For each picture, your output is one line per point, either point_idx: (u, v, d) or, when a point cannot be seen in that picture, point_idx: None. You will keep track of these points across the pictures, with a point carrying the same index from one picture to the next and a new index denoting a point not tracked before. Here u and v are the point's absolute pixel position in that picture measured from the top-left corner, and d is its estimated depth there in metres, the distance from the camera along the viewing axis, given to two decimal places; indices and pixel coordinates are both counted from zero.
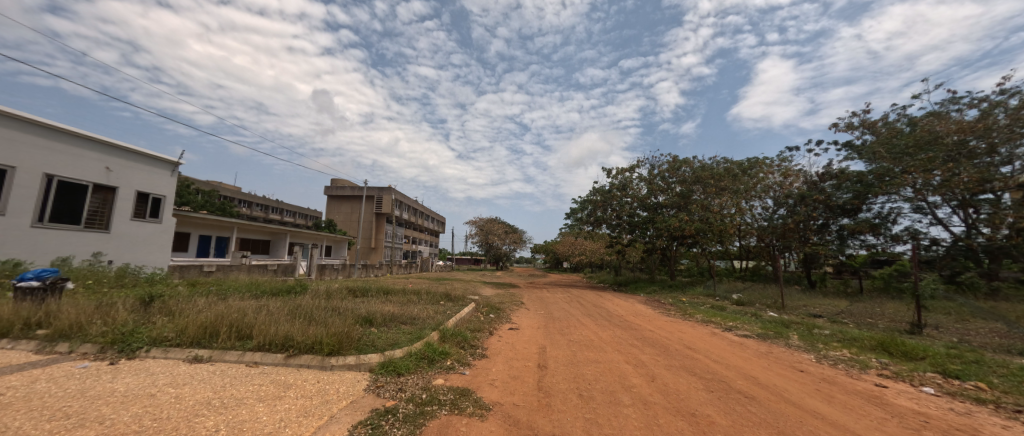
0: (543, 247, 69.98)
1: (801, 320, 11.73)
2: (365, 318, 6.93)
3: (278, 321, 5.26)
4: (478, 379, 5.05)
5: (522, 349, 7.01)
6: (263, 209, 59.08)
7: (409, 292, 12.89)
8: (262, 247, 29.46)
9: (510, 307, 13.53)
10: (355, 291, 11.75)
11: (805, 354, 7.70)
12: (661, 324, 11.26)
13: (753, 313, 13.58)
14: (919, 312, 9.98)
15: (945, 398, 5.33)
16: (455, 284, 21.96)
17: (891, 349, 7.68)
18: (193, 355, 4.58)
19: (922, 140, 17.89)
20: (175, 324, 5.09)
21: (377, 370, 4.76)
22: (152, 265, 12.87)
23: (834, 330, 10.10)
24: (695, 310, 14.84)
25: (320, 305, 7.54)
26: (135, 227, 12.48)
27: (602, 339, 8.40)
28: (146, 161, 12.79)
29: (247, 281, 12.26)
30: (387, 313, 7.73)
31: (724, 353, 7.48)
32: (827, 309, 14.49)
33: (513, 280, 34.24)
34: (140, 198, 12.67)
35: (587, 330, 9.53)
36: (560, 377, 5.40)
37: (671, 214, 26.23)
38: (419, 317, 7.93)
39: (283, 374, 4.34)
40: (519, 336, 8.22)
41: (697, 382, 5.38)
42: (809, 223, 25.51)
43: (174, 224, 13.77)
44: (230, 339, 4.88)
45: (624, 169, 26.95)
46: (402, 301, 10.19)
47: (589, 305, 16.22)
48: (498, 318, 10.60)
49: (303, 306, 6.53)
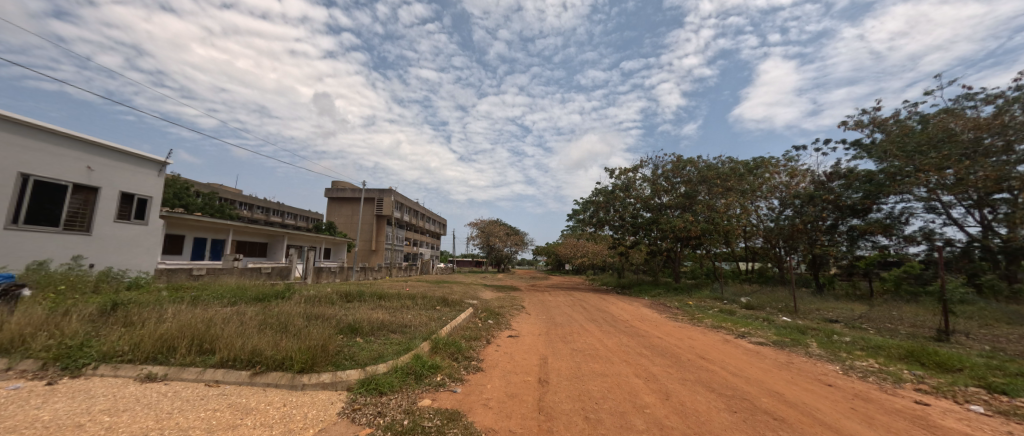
0: (545, 250, 69.43)
1: (818, 326, 11.12)
2: (351, 328, 6.39)
3: (248, 332, 4.70)
4: (471, 398, 4.48)
5: (522, 360, 6.44)
6: (263, 212, 58.69)
7: (404, 296, 12.28)
8: (259, 249, 28.97)
9: (510, 312, 12.91)
10: (348, 295, 11.18)
11: (830, 364, 7.08)
12: (670, 330, 10.68)
13: (765, 318, 12.96)
14: (945, 317, 9.36)
15: (998, 418, 4.71)
16: (456, 288, 21.33)
17: (924, 359, 7.06)
18: (146, 373, 4.04)
19: (936, 138, 17.28)
20: (131, 335, 4.55)
21: (355, 389, 4.20)
22: (137, 269, 12.31)
23: (855, 336, 9.47)
24: (703, 314, 14.23)
25: (303, 312, 7.02)
26: (119, 229, 11.96)
27: (609, 348, 7.82)
28: (131, 160, 12.29)
29: (234, 285, 11.70)
30: (376, 320, 7.18)
31: (741, 364, 6.89)
32: (841, 313, 13.87)
33: (514, 283, 33.60)
34: (124, 199, 12.12)
35: (591, 338, 8.95)
36: (563, 395, 4.81)
37: (675, 215, 25.60)
38: (411, 325, 7.37)
39: (245, 396, 3.79)
40: (519, 345, 7.67)
41: (717, 400, 4.79)
42: (818, 224, 24.93)
43: (161, 225, 13.22)
44: (191, 353, 4.33)
45: (627, 169, 26.36)
46: (395, 307, 9.61)
47: (592, 309, 15.59)
48: (497, 324, 10.02)
49: (282, 314, 5.96)
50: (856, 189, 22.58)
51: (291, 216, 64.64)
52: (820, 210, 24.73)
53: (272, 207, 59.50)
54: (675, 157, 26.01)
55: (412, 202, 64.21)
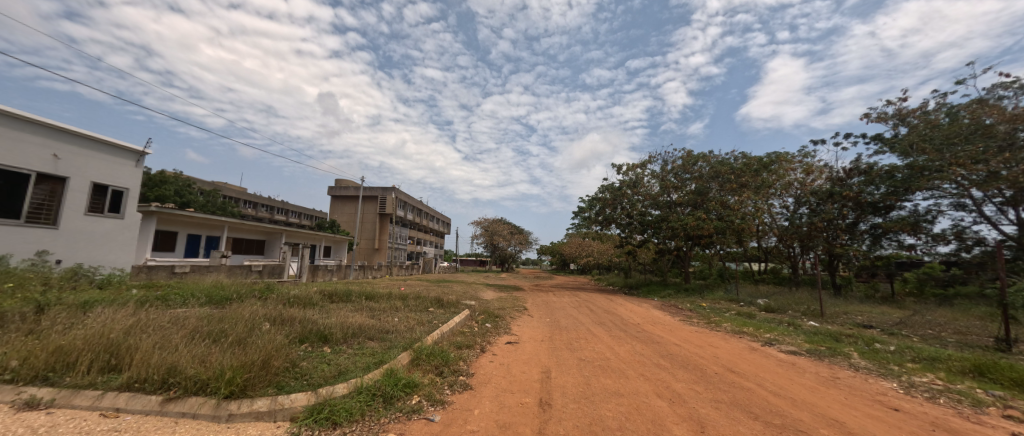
0: (550, 249, 68.60)
1: (852, 332, 10.06)
2: (320, 335, 5.42)
3: (174, 342, 3.70)
4: (451, 431, 3.48)
5: (520, 373, 5.46)
6: (266, 210, 58.32)
7: (396, 296, 11.34)
8: (256, 247, 28.26)
9: (512, 314, 11.96)
10: (333, 296, 10.23)
11: (885, 381, 6.04)
12: (687, 336, 9.64)
13: (789, 322, 11.92)
14: (1006, 325, 8.25)
15: None
16: (457, 287, 20.37)
17: (996, 375, 6.02)
18: (22, 399, 3.03)
19: (969, 130, 15.97)
20: (22, 346, 3.52)
21: (301, 419, 3.22)
22: (112, 266, 11.40)
23: (900, 345, 8.43)
24: (720, 317, 13.15)
25: (269, 316, 6.05)
26: (92, 224, 11.05)
27: (622, 358, 6.82)
28: (105, 149, 11.43)
29: (211, 284, 10.78)
30: (352, 324, 6.22)
31: (779, 380, 5.86)
32: (873, 318, 12.74)
33: (518, 282, 32.56)
34: (96, 191, 11.25)
35: (601, 345, 7.95)
36: (570, 425, 3.79)
37: (685, 213, 24.48)
38: (392, 331, 6.39)
39: (145, 433, 2.81)
40: (517, 354, 6.68)
41: (767, 433, 3.78)
42: (838, 222, 23.67)
43: (139, 219, 12.28)
44: (93, 372, 3.35)
45: (635, 164, 25.27)
46: (381, 309, 8.67)
47: (600, 312, 14.51)
48: (496, 327, 9.09)
49: (233, 319, 4.95)
50: (876, 185, 20.94)
51: (294, 214, 64.23)
52: (840, 207, 23.25)
53: (275, 206, 59.25)
54: (686, 152, 24.89)
55: (416, 200, 63.58)
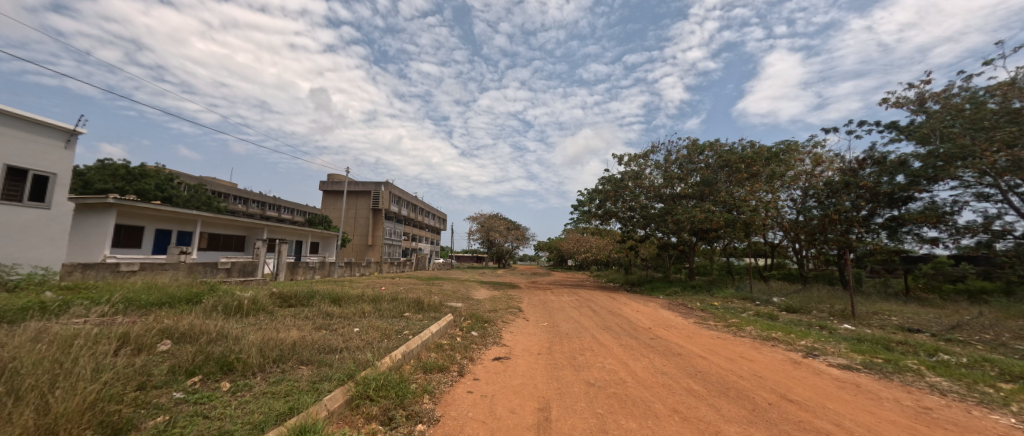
0: (549, 246, 67.24)
1: (900, 338, 8.57)
2: (223, 363, 3.84)
3: None
4: None
5: (507, 415, 3.86)
6: (259, 206, 57.18)
7: (368, 298, 9.74)
8: (234, 243, 26.56)
9: (502, 318, 10.36)
10: (291, 300, 8.58)
11: (995, 414, 4.52)
12: (711, 345, 8.09)
13: (820, 325, 10.44)
14: None
15: None
16: (448, 286, 19.00)
17: None
18: None
19: (998, 114, 14.34)
20: None
21: None
22: (33, 265, 9.67)
23: (973, 357, 6.95)
24: (739, 319, 11.73)
25: (169, 331, 4.49)
26: (7, 214, 9.36)
27: (640, 380, 5.29)
28: (23, 126, 9.79)
29: (147, 284, 9.11)
30: (281, 340, 4.63)
31: (861, 418, 4.28)
32: (912, 319, 11.28)
33: (515, 279, 31.05)
34: (12, 175, 9.59)
35: (611, 360, 6.41)
36: None
37: (692, 205, 22.92)
38: (338, 350, 4.81)
39: None
40: (505, 377, 5.12)
41: None
42: (852, 215, 21.57)
43: (70, 210, 10.53)
44: None
45: (638, 154, 23.69)
46: (341, 316, 7.11)
47: (603, 313, 12.93)
48: (483, 336, 7.54)
49: (76, 338, 3.29)
50: (892, 175, 20.01)
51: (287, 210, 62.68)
52: (854, 199, 21.54)
53: (267, 201, 57.68)
54: (691, 141, 23.29)
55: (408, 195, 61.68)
